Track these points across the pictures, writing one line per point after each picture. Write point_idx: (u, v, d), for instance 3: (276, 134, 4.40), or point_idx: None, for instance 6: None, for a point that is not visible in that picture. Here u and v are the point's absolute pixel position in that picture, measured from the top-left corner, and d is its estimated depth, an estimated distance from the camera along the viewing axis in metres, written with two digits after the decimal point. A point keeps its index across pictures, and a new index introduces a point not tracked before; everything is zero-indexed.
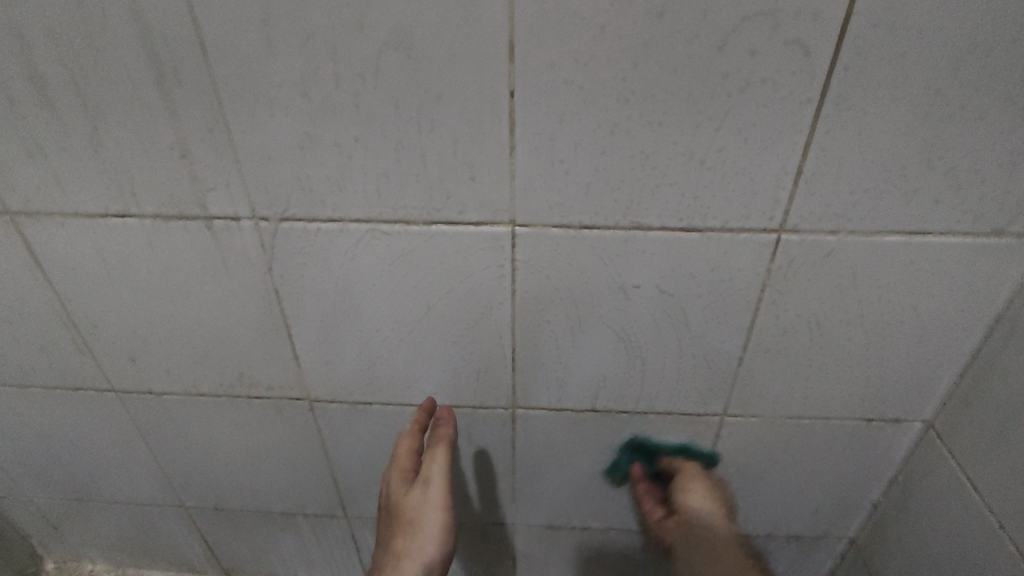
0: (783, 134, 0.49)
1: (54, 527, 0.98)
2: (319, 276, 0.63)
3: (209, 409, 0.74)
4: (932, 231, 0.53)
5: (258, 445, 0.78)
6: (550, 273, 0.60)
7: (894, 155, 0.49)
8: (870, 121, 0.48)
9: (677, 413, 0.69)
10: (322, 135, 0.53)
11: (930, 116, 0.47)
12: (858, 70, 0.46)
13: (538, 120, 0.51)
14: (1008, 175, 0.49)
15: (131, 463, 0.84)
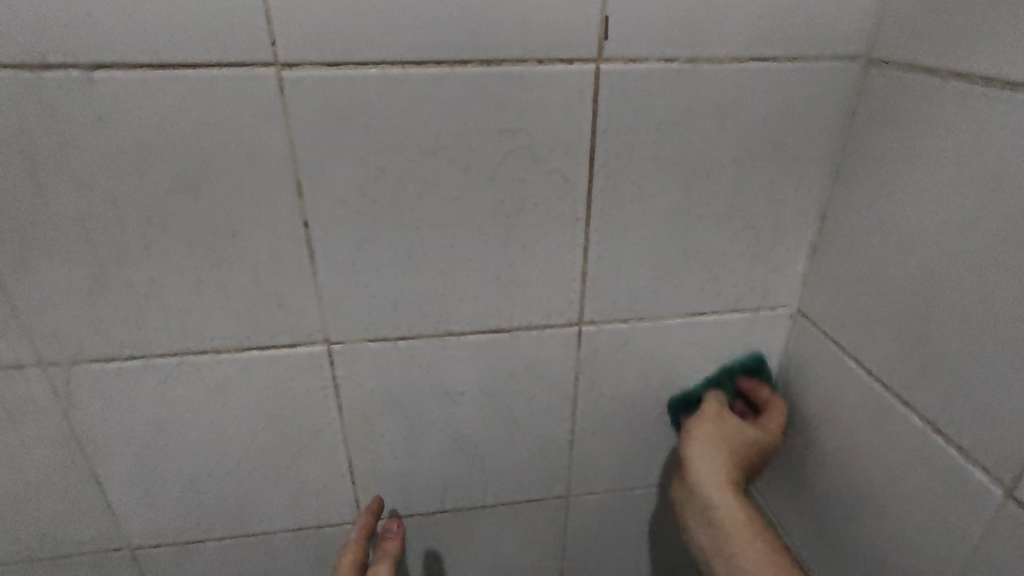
0: (610, 246, 0.49)
1: None
2: (119, 425, 0.53)
3: None
4: (721, 308, 0.54)
5: None
6: (375, 387, 0.53)
7: (681, 239, 0.50)
8: (651, 248, 0.50)
9: (499, 518, 0.65)
10: (113, 276, 0.45)
11: (695, 205, 0.48)
12: (616, 182, 0.46)
13: (335, 245, 0.45)
14: (764, 244, 0.51)
15: None
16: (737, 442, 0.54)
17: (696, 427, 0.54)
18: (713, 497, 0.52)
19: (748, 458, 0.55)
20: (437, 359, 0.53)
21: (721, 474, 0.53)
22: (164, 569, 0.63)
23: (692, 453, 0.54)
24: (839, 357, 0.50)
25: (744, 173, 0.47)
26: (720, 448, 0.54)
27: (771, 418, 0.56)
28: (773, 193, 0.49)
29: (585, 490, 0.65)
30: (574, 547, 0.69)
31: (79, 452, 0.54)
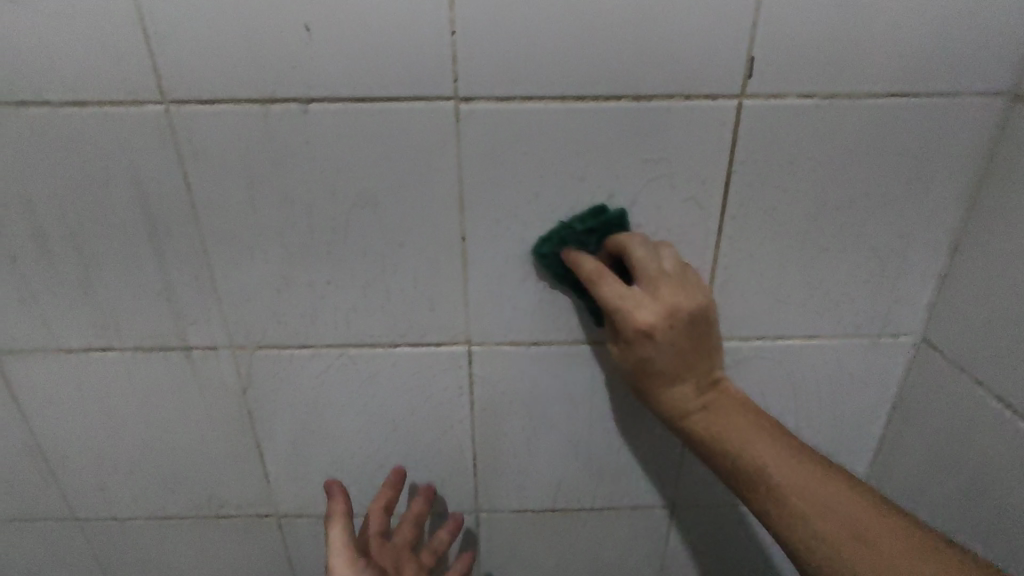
0: (736, 269, 0.52)
1: None
2: (284, 405, 0.61)
3: (174, 527, 0.71)
4: (843, 335, 0.55)
5: (217, 564, 0.74)
6: (505, 388, 0.59)
7: (806, 265, 0.52)
8: (776, 273, 0.52)
9: (606, 522, 0.69)
10: (298, 276, 0.53)
11: (822, 233, 0.50)
12: (746, 209, 0.49)
13: (487, 257, 0.51)
14: (892, 274, 0.52)
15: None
16: (666, 329, 0.45)
17: (624, 297, 0.45)
18: (709, 433, 0.47)
19: (690, 325, 0.45)
20: (564, 364, 0.57)
21: (681, 381, 0.47)
22: (304, 536, 0.71)
23: (642, 317, 0.44)
24: (969, 388, 0.50)
25: (874, 204, 0.49)
26: (659, 314, 0.45)
27: (664, 256, 0.47)
28: (904, 224, 0.50)
29: (690, 502, 0.67)
30: (676, 557, 0.72)
31: (250, 426, 0.62)
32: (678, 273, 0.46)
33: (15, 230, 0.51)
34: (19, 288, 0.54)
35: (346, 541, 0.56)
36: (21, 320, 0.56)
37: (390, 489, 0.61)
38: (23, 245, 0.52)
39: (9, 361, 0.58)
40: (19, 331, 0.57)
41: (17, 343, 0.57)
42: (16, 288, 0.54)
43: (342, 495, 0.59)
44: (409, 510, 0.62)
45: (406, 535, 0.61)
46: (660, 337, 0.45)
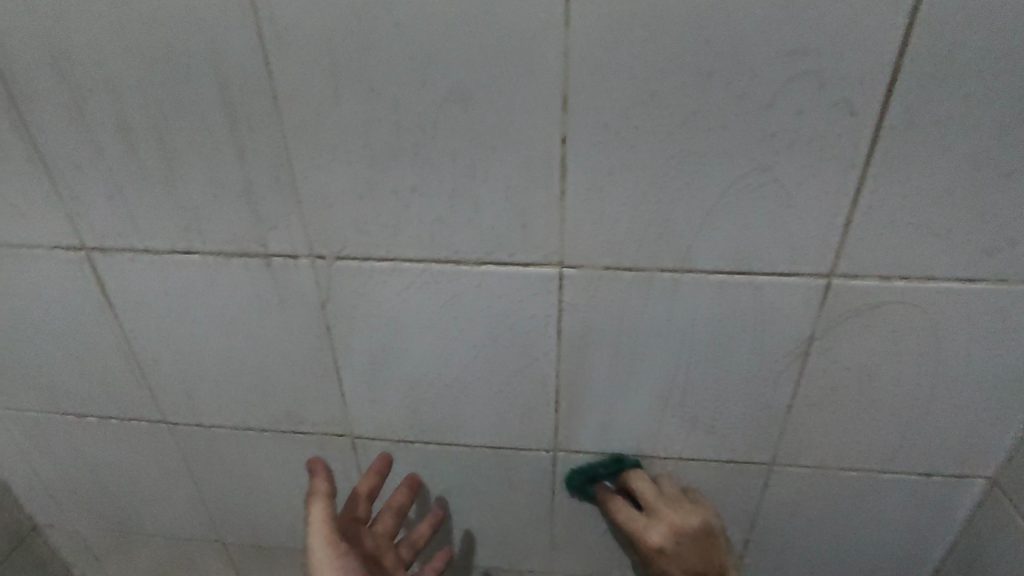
0: (886, 193, 0.44)
1: (125, 537, 0.97)
2: (362, 324, 0.58)
3: (255, 434, 0.72)
4: (1009, 279, 0.47)
5: (296, 473, 0.76)
6: (598, 317, 0.54)
7: (975, 192, 0.44)
8: (935, 200, 0.44)
9: (697, 470, 0.65)
10: (382, 181, 0.49)
11: (1003, 151, 0.42)
12: (912, 117, 0.41)
13: (589, 167, 0.46)
14: None
15: (189, 479, 0.83)
16: (674, 547, 0.59)
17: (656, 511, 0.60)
18: None
19: (696, 549, 0.60)
20: (667, 294, 0.52)
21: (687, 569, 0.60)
22: (379, 458, 0.71)
23: (655, 534, 0.60)
24: None
25: None
26: (670, 533, 0.59)
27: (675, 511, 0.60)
28: None
29: (793, 460, 0.62)
30: (769, 512, 0.67)
31: (328, 343, 0.61)
32: (678, 502, 0.61)
33: (102, 117, 0.50)
34: (107, 182, 0.53)
35: (327, 522, 0.57)
36: (109, 216, 0.56)
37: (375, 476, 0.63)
38: (110, 136, 0.51)
39: (100, 257, 0.59)
40: (108, 227, 0.57)
41: (107, 240, 0.58)
42: (105, 182, 0.53)
43: (324, 474, 0.61)
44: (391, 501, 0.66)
45: (387, 524, 0.64)
46: (670, 551, 0.60)
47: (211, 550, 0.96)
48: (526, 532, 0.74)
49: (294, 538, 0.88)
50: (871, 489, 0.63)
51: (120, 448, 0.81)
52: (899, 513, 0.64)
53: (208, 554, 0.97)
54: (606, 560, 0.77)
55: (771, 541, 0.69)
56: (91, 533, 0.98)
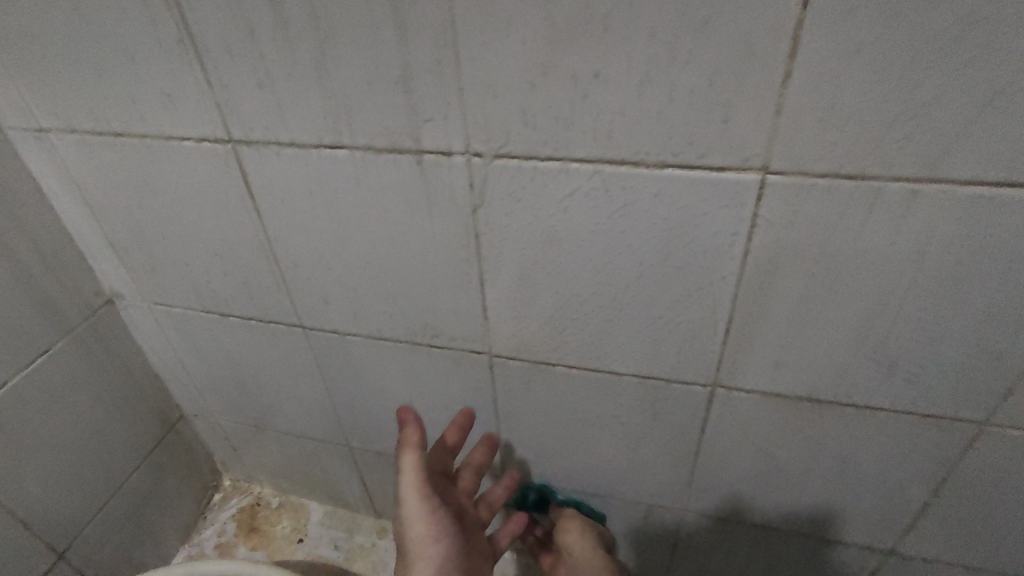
0: None
1: (260, 431, 1.03)
2: (515, 233, 0.53)
3: (390, 344, 0.71)
4: None
5: (428, 385, 0.75)
6: (798, 236, 0.45)
7: None
8: None
9: (881, 421, 0.56)
10: (560, 64, 0.42)
11: None
12: None
13: (829, 43, 0.36)
14: None
15: (322, 384, 0.84)
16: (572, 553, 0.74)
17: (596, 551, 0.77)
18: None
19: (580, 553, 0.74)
20: (896, 213, 0.42)
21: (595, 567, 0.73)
22: (516, 378, 0.68)
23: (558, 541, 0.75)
24: None
25: None
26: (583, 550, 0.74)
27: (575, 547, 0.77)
28: None
29: (1010, 423, 0.52)
30: (962, 475, 0.58)
31: (474, 252, 0.56)
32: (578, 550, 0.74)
33: None
34: (255, 66, 0.50)
35: (417, 472, 0.63)
36: (256, 106, 0.52)
37: (458, 431, 0.69)
38: (261, 12, 0.46)
39: (246, 151, 0.56)
40: (256, 119, 0.53)
41: (254, 133, 0.55)
42: (254, 67, 0.50)
43: (416, 424, 0.64)
44: (471, 460, 0.71)
45: (468, 483, 0.70)
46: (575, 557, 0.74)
47: (337, 452, 0.99)
48: (665, 465, 0.70)
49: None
50: None
51: (257, 347, 0.83)
52: None
53: (334, 455, 1.01)
54: (747, 503, 0.71)
55: (955, 505, 0.61)
56: (230, 425, 1.04)
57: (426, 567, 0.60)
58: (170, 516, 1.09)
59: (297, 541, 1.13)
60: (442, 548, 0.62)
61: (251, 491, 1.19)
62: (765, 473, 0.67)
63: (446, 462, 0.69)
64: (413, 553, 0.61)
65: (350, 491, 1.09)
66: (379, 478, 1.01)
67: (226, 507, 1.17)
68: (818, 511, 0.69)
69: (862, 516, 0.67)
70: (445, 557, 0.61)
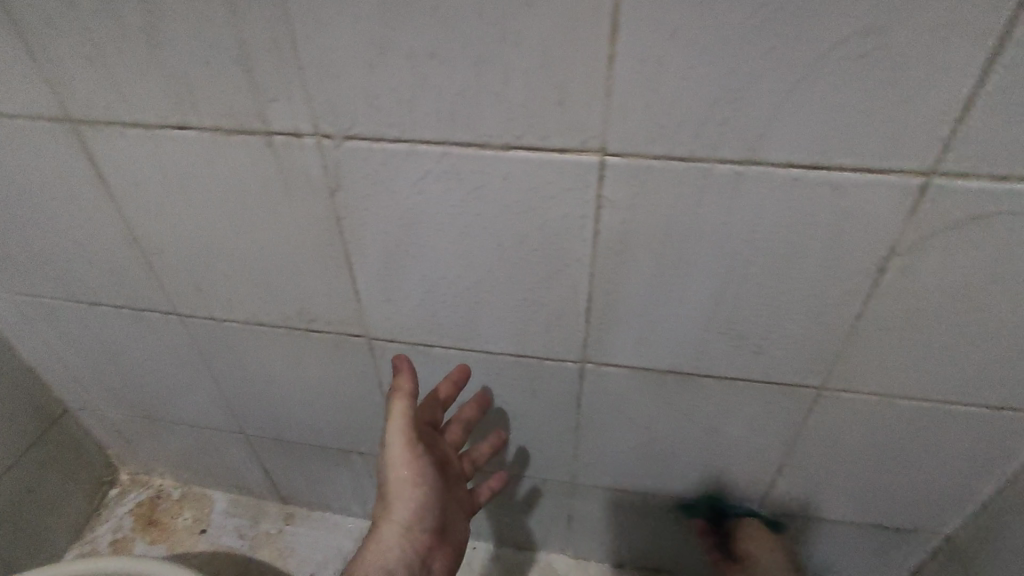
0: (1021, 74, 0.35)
1: (150, 423, 0.99)
2: (376, 215, 0.52)
3: (269, 329, 0.69)
4: None
5: (314, 369, 0.74)
6: (641, 217, 0.47)
7: None
8: None
9: (737, 391, 0.59)
10: (395, 42, 0.41)
11: None
12: None
13: (647, 27, 0.37)
14: None
15: (207, 372, 0.82)
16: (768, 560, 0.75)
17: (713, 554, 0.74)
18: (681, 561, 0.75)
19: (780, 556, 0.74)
20: (725, 194, 0.44)
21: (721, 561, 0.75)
22: (399, 359, 0.67)
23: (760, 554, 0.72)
24: None
25: None
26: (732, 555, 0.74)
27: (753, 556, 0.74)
28: None
29: (846, 387, 0.56)
30: (812, 437, 0.62)
31: (339, 235, 0.55)
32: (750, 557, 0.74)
33: None
34: (82, 39, 0.46)
35: (407, 422, 0.57)
36: (90, 82, 0.49)
37: (452, 385, 0.62)
38: None
39: (87, 130, 0.53)
40: (92, 96, 0.50)
41: (92, 110, 0.52)
42: (81, 40, 0.46)
43: (411, 372, 0.57)
44: (460, 413, 0.65)
45: (455, 436, 0.65)
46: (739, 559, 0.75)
47: (233, 441, 0.97)
48: (553, 439, 0.72)
49: (314, 434, 0.87)
50: (931, 420, 0.57)
51: (133, 336, 0.79)
52: (954, 447, 0.59)
53: (230, 444, 0.98)
54: (630, 474, 0.74)
55: (808, 465, 0.66)
56: (117, 417, 0.99)
57: (402, 510, 0.57)
58: (57, 514, 1.04)
59: (200, 532, 1.09)
60: (422, 495, 0.58)
61: (150, 485, 1.14)
62: (642, 444, 0.69)
63: (436, 415, 0.62)
64: (391, 495, 0.57)
65: (252, 480, 1.07)
66: (279, 465, 0.99)
67: (124, 502, 1.13)
68: (692, 478, 0.72)
69: (732, 481, 0.71)
70: (424, 505, 0.58)
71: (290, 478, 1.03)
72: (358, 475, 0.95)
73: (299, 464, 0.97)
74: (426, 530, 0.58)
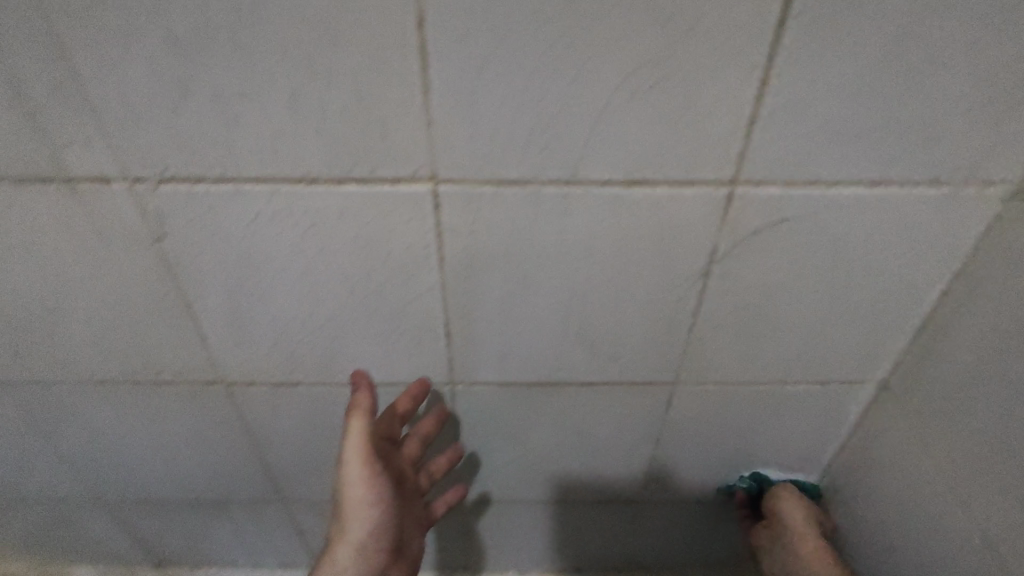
0: (789, 93, 0.40)
1: None
2: (210, 258, 0.49)
3: (108, 387, 0.63)
4: (905, 185, 0.44)
5: (167, 423, 0.68)
6: (482, 241, 0.47)
7: (877, 90, 0.40)
8: (837, 98, 0.40)
9: (600, 394, 0.62)
10: (198, 82, 0.39)
11: (908, 42, 0.38)
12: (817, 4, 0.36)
13: (455, 59, 0.38)
14: (984, 109, 0.41)
15: (42, 441, 0.73)
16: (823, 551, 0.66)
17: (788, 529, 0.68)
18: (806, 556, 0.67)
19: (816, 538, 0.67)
20: (556, 212, 0.45)
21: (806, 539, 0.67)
22: (260, 402, 0.64)
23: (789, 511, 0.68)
24: None
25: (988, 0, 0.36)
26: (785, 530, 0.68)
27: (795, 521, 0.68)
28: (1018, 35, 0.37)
29: (695, 380, 0.60)
30: (673, 428, 0.66)
31: (171, 281, 0.51)
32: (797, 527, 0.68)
33: None
34: None
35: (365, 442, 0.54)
36: None
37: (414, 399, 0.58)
38: None
39: None
40: None
41: None
42: None
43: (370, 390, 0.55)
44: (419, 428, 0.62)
45: (411, 450, 0.61)
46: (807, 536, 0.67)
47: (87, 510, 0.88)
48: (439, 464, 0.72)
49: (180, 490, 0.81)
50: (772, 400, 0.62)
51: None
52: (794, 422, 0.65)
53: (85, 513, 0.89)
54: (514, 485, 0.75)
55: (675, 454, 0.70)
56: None
57: (359, 530, 0.55)
58: None
59: None
60: (379, 513, 0.56)
61: None
62: (521, 455, 0.70)
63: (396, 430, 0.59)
64: (346, 515, 0.55)
65: (118, 548, 0.97)
66: (146, 527, 0.91)
67: None
68: (573, 481, 0.74)
69: (611, 477, 0.74)
70: (381, 524, 0.56)
71: (162, 539, 0.95)
72: (238, 526, 0.90)
73: (170, 523, 0.90)
74: (382, 549, 0.56)
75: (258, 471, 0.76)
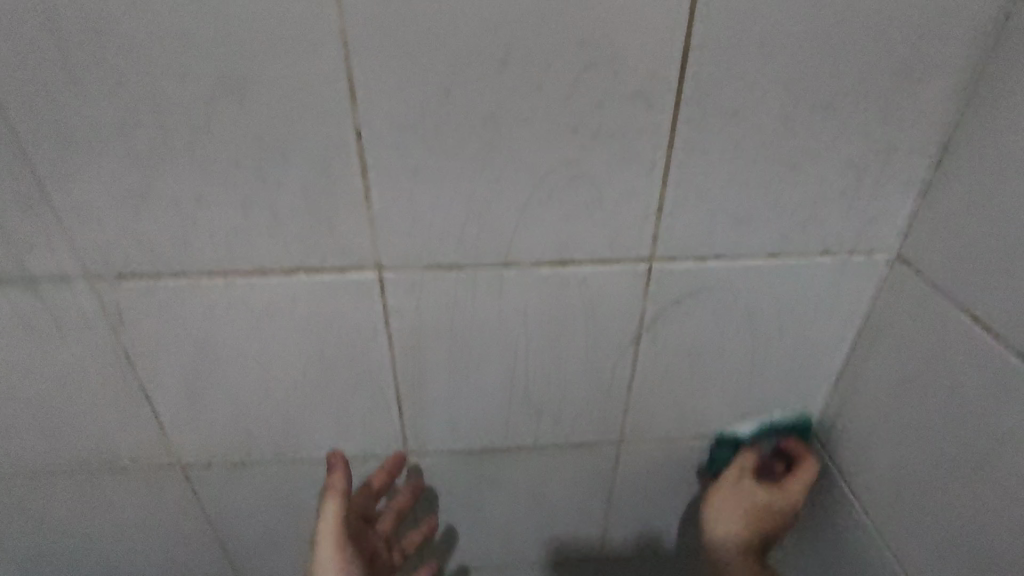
0: (688, 183, 0.45)
1: None
2: (167, 347, 0.52)
3: (62, 477, 0.63)
4: (801, 256, 0.50)
5: (121, 511, 0.68)
6: (426, 320, 0.51)
7: (764, 178, 0.46)
8: (731, 185, 0.46)
9: (549, 457, 0.65)
10: (157, 190, 0.43)
11: (784, 138, 0.44)
12: (701, 110, 0.42)
13: (392, 164, 0.42)
14: (857, 191, 0.47)
15: None
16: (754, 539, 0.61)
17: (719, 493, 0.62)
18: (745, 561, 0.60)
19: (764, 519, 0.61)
20: (492, 292, 0.49)
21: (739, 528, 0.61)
22: (217, 484, 0.65)
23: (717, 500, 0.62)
24: (934, 305, 0.47)
25: (844, 104, 0.43)
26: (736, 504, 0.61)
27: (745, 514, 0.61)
28: (874, 130, 0.44)
29: (637, 439, 0.63)
30: (622, 487, 0.69)
31: (129, 369, 0.53)
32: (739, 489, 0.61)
33: None
34: None
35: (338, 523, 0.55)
36: None
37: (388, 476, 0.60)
38: None
39: None
40: None
41: None
42: None
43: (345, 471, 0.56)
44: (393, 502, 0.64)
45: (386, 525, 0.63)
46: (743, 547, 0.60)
47: None
48: None
49: None
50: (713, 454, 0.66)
51: None
52: None
53: None
54: (474, 554, 0.76)
55: (626, 512, 0.72)
56: None
57: None
58: None
59: None
60: None
61: None
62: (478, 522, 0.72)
63: (368, 507, 0.60)
64: None
65: None
66: None
67: None
68: (532, 545, 0.75)
69: (567, 539, 0.75)
70: None
71: None
72: None
73: None
74: None
75: (215, 556, 0.75)
